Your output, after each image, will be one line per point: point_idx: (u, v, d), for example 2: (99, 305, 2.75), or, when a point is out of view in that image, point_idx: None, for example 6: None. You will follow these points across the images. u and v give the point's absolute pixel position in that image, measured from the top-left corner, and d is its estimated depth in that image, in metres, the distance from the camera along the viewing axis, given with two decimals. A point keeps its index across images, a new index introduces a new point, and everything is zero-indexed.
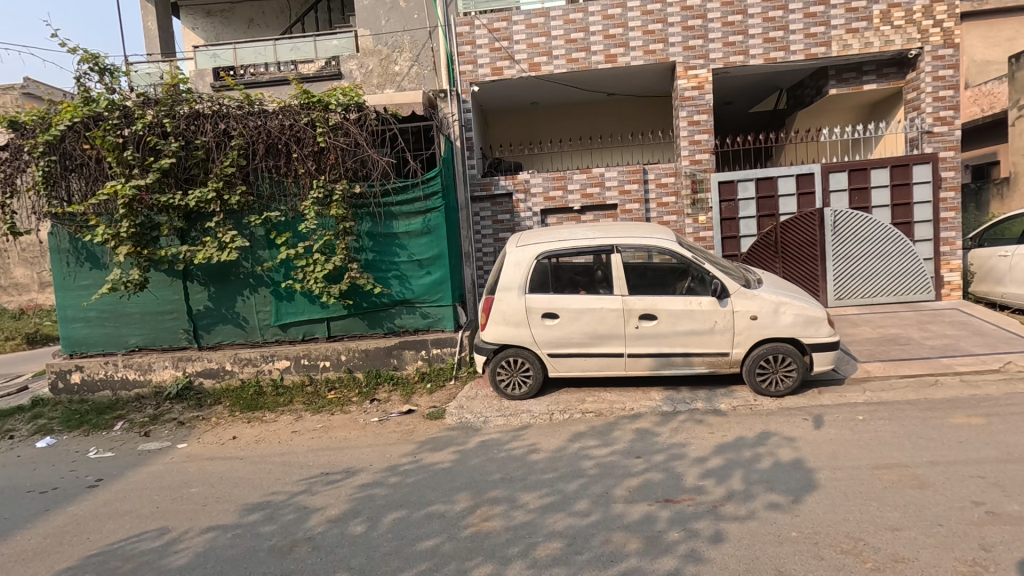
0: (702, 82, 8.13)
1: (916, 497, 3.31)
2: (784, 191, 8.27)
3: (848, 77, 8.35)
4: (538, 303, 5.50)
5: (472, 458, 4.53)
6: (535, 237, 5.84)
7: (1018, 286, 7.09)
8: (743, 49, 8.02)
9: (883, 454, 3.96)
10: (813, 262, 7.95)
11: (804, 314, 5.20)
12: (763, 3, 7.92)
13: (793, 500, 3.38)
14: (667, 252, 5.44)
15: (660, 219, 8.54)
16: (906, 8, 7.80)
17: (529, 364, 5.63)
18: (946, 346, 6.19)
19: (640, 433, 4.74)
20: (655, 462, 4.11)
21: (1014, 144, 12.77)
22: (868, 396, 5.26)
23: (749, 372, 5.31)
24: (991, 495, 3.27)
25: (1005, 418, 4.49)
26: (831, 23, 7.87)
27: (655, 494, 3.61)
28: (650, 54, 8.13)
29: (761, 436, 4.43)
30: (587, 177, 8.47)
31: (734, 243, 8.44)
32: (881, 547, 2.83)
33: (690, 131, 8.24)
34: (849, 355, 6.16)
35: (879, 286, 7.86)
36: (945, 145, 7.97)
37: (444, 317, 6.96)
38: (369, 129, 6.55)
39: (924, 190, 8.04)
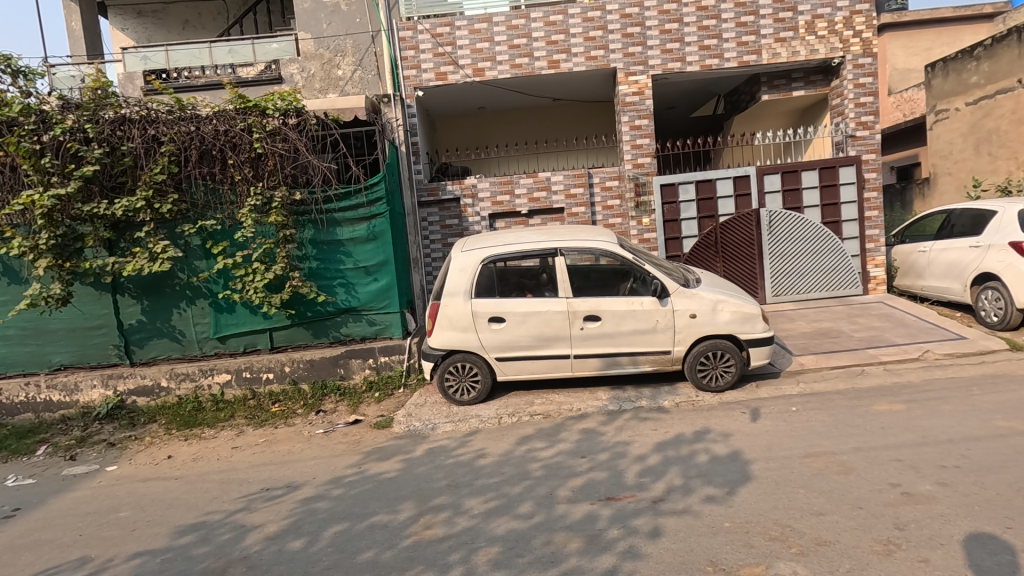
0: (642, 88, 8.35)
1: (840, 482, 3.49)
2: (723, 192, 8.58)
3: (778, 83, 8.74)
4: (484, 308, 5.50)
5: (419, 466, 4.49)
6: (481, 242, 5.86)
7: (936, 279, 7.58)
8: (680, 56, 8.29)
9: (812, 442, 4.16)
10: (751, 261, 8.28)
11: (740, 312, 5.40)
12: (698, 11, 8.21)
13: (728, 492, 3.50)
14: (609, 254, 5.54)
15: (606, 222, 8.71)
16: (828, 19, 8.23)
17: (477, 369, 5.63)
18: (872, 338, 6.56)
19: (587, 433, 4.81)
20: (599, 461, 4.18)
21: (933, 147, 13.69)
22: (802, 388, 5.51)
23: (689, 369, 5.46)
24: (906, 476, 3.48)
25: (922, 403, 4.79)
26: (761, 32, 8.23)
27: (597, 493, 3.67)
28: (592, 60, 8.30)
29: (700, 432, 4.57)
30: (534, 181, 8.56)
31: (677, 243, 8.69)
32: (806, 532, 2.96)
33: (632, 136, 8.44)
34: (785, 349, 6.44)
35: (812, 282, 8.26)
36: (867, 148, 8.47)
37: (392, 324, 6.87)
38: (309, 134, 6.42)
39: (850, 191, 8.51)
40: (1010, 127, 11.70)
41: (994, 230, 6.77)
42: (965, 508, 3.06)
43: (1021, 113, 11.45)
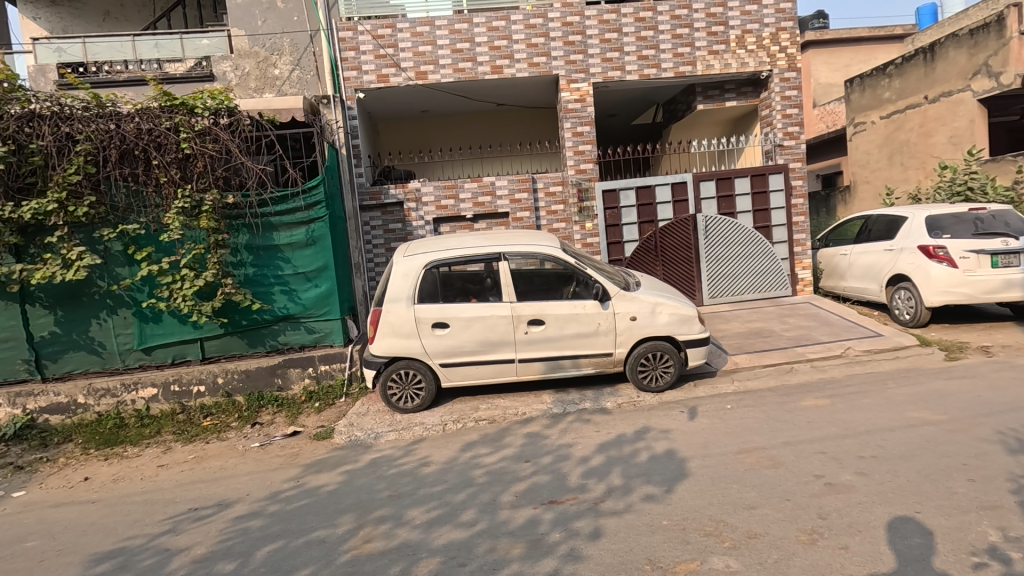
0: (583, 95, 8.51)
1: (769, 476, 3.65)
2: (661, 199, 8.87)
3: (712, 94, 9.13)
4: (427, 314, 5.44)
5: (360, 477, 4.36)
6: (424, 247, 5.79)
7: (856, 280, 8.11)
8: (620, 65, 8.51)
9: (745, 438, 4.33)
10: (688, 264, 8.59)
11: (677, 314, 5.56)
12: (636, 22, 8.45)
13: (666, 490, 3.59)
14: (552, 258, 5.59)
15: (550, 227, 8.81)
16: (757, 35, 8.66)
17: (421, 376, 5.55)
18: (800, 336, 6.92)
19: (531, 436, 4.82)
20: (542, 465, 4.20)
21: (853, 157, 14.66)
22: (736, 386, 5.74)
23: (631, 370, 5.59)
24: (830, 468, 3.68)
25: (844, 397, 5.09)
26: (695, 45, 8.56)
27: (540, 496, 3.68)
28: (534, 67, 8.39)
29: (641, 432, 4.67)
30: (478, 186, 8.55)
31: (619, 248, 8.89)
32: (738, 526, 3.08)
33: (574, 142, 8.58)
34: (720, 349, 6.70)
35: (745, 284, 8.65)
36: (793, 157, 8.96)
37: (334, 332, 6.68)
38: (243, 135, 6.16)
39: (778, 197, 8.98)
40: (919, 139, 12.69)
41: (906, 235, 7.30)
42: (881, 495, 3.26)
43: (928, 127, 12.45)
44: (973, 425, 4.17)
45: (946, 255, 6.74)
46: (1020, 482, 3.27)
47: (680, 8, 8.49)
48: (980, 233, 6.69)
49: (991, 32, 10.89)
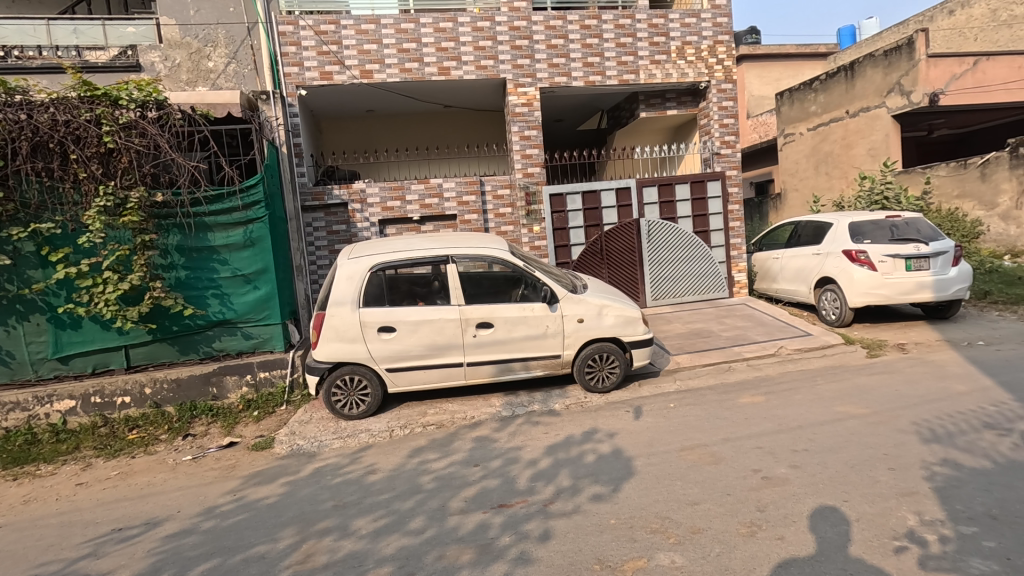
0: (530, 100, 8.58)
1: (710, 472, 3.79)
2: (606, 203, 9.07)
3: (655, 102, 9.42)
4: (373, 318, 5.31)
5: (303, 488, 4.19)
6: (369, 249, 5.67)
7: (787, 282, 8.56)
8: (565, 71, 8.63)
9: (688, 436, 4.48)
10: (633, 267, 8.82)
11: (623, 315, 5.67)
12: (582, 29, 8.61)
13: (613, 489, 3.65)
14: (500, 261, 5.59)
15: (498, 230, 8.82)
16: (696, 47, 9.00)
17: (367, 382, 5.41)
18: (737, 336, 7.23)
19: (480, 440, 4.79)
20: (491, 469, 4.18)
21: (783, 166, 15.51)
22: (678, 385, 5.93)
23: (578, 371, 5.66)
24: (766, 462, 3.86)
25: (778, 394, 5.35)
26: (638, 54, 8.82)
27: (490, 501, 3.65)
28: (481, 70, 8.39)
29: (588, 433, 4.74)
30: (425, 188, 8.45)
31: (566, 251, 9.02)
32: (682, 522, 3.17)
33: (522, 145, 8.63)
34: (663, 349, 6.90)
35: (686, 287, 8.97)
36: (729, 165, 9.37)
37: (274, 337, 6.43)
38: (173, 130, 5.81)
39: (716, 203, 9.37)
40: (841, 151, 13.59)
41: (831, 240, 7.77)
42: (812, 486, 3.45)
43: (849, 139, 13.35)
44: (891, 418, 4.48)
45: (867, 259, 7.23)
46: (933, 469, 3.54)
47: (624, 17, 8.72)
48: (896, 239, 7.22)
49: (903, 54, 11.82)
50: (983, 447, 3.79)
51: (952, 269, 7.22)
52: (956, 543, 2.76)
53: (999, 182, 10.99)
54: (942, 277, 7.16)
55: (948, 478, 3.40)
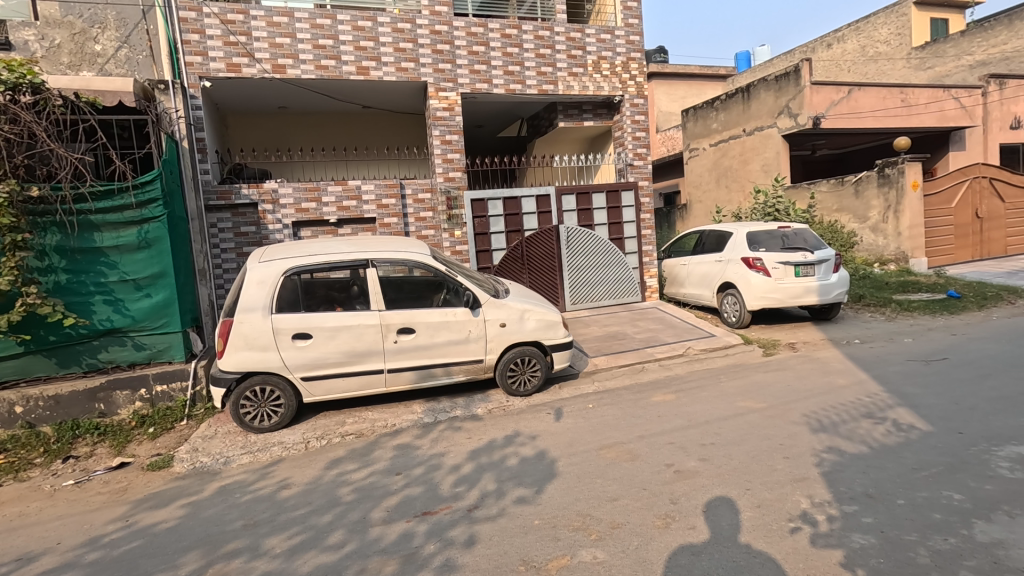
0: (452, 104, 8.56)
1: (627, 468, 3.95)
2: (527, 209, 9.23)
3: (572, 113, 9.71)
4: (286, 324, 5.06)
5: (207, 508, 3.89)
6: (283, 252, 5.42)
7: (694, 287, 9.13)
8: (486, 77, 8.71)
9: (607, 435, 4.64)
10: (552, 273, 9.05)
11: (544, 319, 5.78)
12: (502, 38, 8.73)
13: (537, 491, 3.71)
14: (422, 265, 5.53)
15: (419, 234, 8.67)
16: (610, 62, 9.40)
17: (280, 392, 5.13)
18: (650, 338, 7.60)
19: (401, 448, 4.69)
20: (414, 476, 4.10)
21: (689, 178, 16.55)
22: (596, 386, 6.14)
23: (500, 375, 5.70)
24: (677, 456, 4.09)
25: (687, 392, 5.69)
26: (557, 65, 9.07)
27: (413, 509, 3.58)
28: (402, 72, 8.27)
29: (511, 436, 4.78)
30: (342, 189, 8.18)
31: (487, 256, 9.08)
32: (603, 518, 3.28)
33: (443, 150, 8.59)
34: (582, 352, 7.12)
35: (603, 291, 9.31)
36: (641, 176, 9.84)
37: (172, 346, 5.92)
38: (52, 117, 5.22)
39: (630, 212, 9.81)
40: (739, 166, 14.74)
41: (732, 248, 8.39)
42: (719, 477, 3.69)
43: (746, 156, 14.51)
44: (785, 411, 4.91)
45: (762, 265, 7.88)
46: (820, 455, 3.92)
47: (543, 29, 8.95)
48: (786, 248, 7.93)
49: (790, 80, 13.02)
50: (861, 434, 4.24)
51: (833, 275, 8.03)
52: (841, 521, 3.07)
53: (869, 198, 12.38)
54: (825, 282, 7.94)
55: (833, 464, 3.77)
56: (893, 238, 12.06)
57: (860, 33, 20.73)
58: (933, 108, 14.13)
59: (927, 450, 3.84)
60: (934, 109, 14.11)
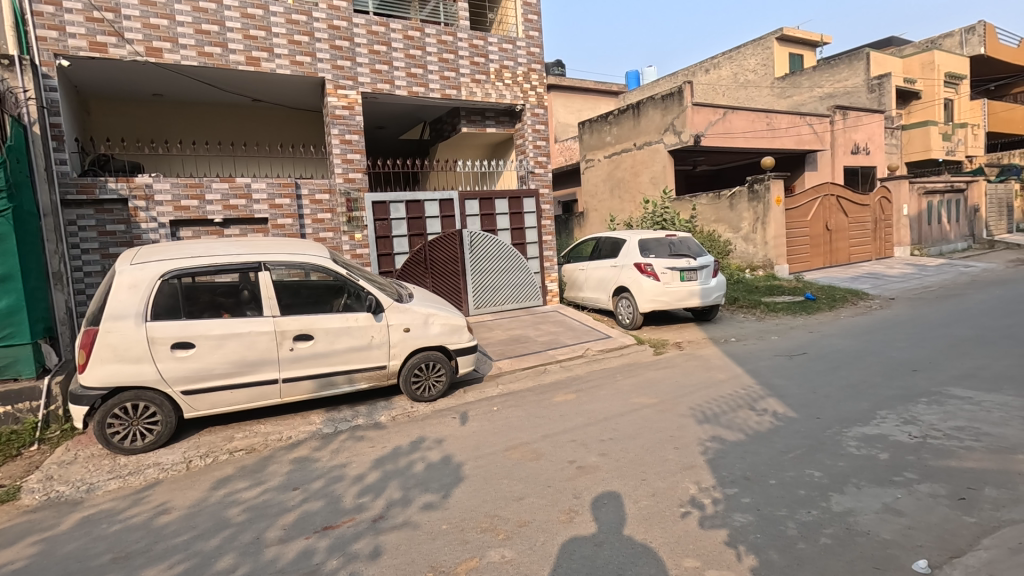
0: (351, 103, 8.28)
1: (532, 467, 4.05)
2: (430, 213, 9.15)
3: (475, 119, 9.80)
4: (165, 333, 4.62)
5: (67, 543, 3.42)
6: (160, 253, 4.95)
7: (591, 291, 9.57)
8: (388, 78, 8.52)
9: (512, 436, 4.72)
10: (455, 277, 9.04)
11: (448, 323, 5.74)
12: (405, 39, 8.61)
13: (444, 495, 3.67)
14: (320, 268, 5.29)
15: (316, 236, 8.27)
16: (512, 71, 9.60)
17: (155, 408, 4.64)
18: (551, 341, 7.84)
19: (298, 462, 4.44)
20: (313, 490, 3.89)
21: (585, 188, 17.31)
22: (501, 389, 6.22)
23: (404, 381, 5.58)
24: (579, 453, 4.26)
25: (586, 391, 5.95)
26: (460, 71, 9.10)
27: (313, 524, 3.41)
28: (297, 65, 7.87)
29: (416, 442, 4.70)
30: (229, 187, 7.61)
31: (389, 260, 8.86)
32: (510, 517, 3.33)
33: (342, 149, 8.28)
34: (486, 355, 7.19)
35: (505, 295, 9.45)
36: (542, 183, 10.08)
37: (20, 360, 5.16)
38: None
39: (532, 218, 10.03)
40: (630, 178, 15.69)
41: (625, 254, 8.90)
42: (618, 470, 3.90)
43: (636, 168, 15.47)
44: (674, 404, 5.29)
45: (652, 270, 8.44)
46: (705, 444, 4.27)
47: (446, 34, 8.95)
48: (673, 254, 8.56)
49: (675, 100, 14.10)
50: (738, 423, 4.68)
51: (713, 279, 8.78)
52: (724, 503, 3.36)
53: (742, 211, 13.71)
54: (706, 286, 8.65)
55: (716, 451, 4.12)
56: (761, 247, 13.42)
57: (732, 61, 22.94)
58: (792, 132, 15.98)
59: (792, 435, 4.33)
60: (793, 134, 15.96)
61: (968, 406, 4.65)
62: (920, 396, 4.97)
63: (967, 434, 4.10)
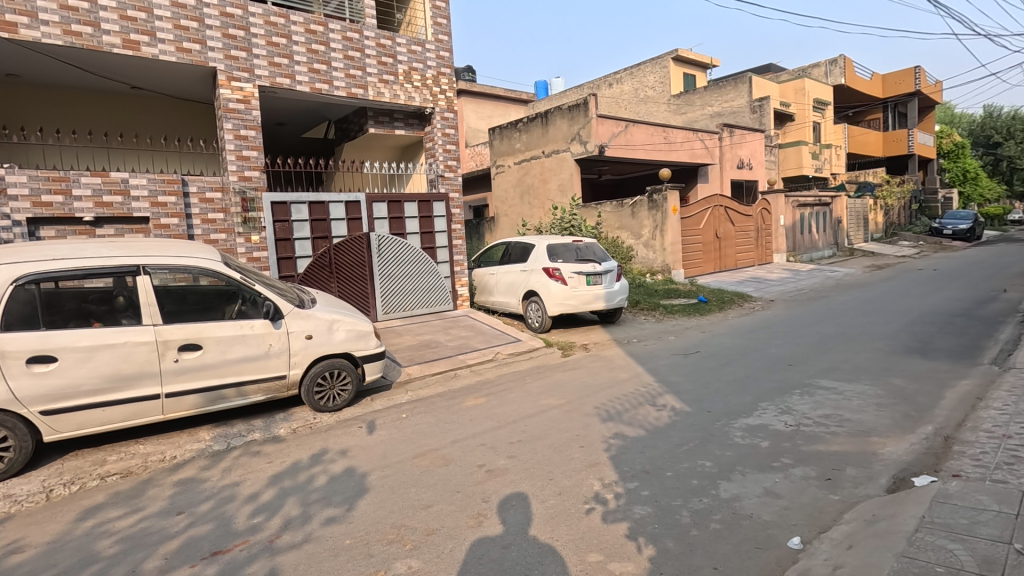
0: (247, 97, 7.78)
1: (441, 473, 4.00)
2: (335, 215, 8.80)
3: (382, 120, 9.56)
4: (19, 346, 4.06)
5: None
6: (15, 255, 4.36)
7: (501, 295, 9.67)
8: (288, 72, 8.10)
9: (421, 443, 4.63)
10: (363, 281, 8.76)
11: (355, 329, 5.52)
12: (306, 33, 8.23)
13: (348, 508, 3.52)
14: (210, 273, 4.90)
15: (206, 237, 7.67)
16: (421, 74, 9.48)
17: (6, 433, 4.05)
18: (461, 345, 7.81)
19: (184, 484, 4.06)
20: (201, 513, 3.58)
21: (496, 193, 17.48)
22: (409, 395, 6.09)
23: (306, 391, 5.30)
24: (488, 456, 4.26)
25: (496, 395, 5.98)
26: (366, 70, 8.85)
27: (199, 551, 3.13)
28: (184, 53, 7.28)
29: (318, 455, 4.48)
30: (102, 181, 6.85)
31: (290, 263, 8.42)
32: (417, 526, 3.25)
33: (236, 145, 7.75)
34: (395, 362, 7.02)
35: (415, 300, 9.29)
36: (452, 188, 10.03)
37: None
38: None
39: (441, 222, 9.95)
40: (539, 184, 16.06)
41: (534, 259, 9.08)
42: (526, 471, 3.95)
43: (545, 175, 15.87)
44: (580, 404, 5.46)
45: (560, 275, 8.68)
46: (608, 441, 4.44)
47: (352, 31, 8.67)
48: (579, 259, 8.86)
49: (581, 111, 14.65)
50: (639, 419, 4.92)
51: (617, 283, 9.19)
52: (625, 497, 3.51)
53: (642, 218, 14.49)
54: (610, 290, 9.04)
55: (619, 447, 4.30)
56: (660, 252, 14.25)
57: (633, 77, 24.25)
58: (686, 147, 17.15)
59: (686, 428, 4.62)
60: (687, 148, 17.14)
61: (833, 396, 5.22)
62: (795, 388, 5.51)
63: (832, 420, 4.60)
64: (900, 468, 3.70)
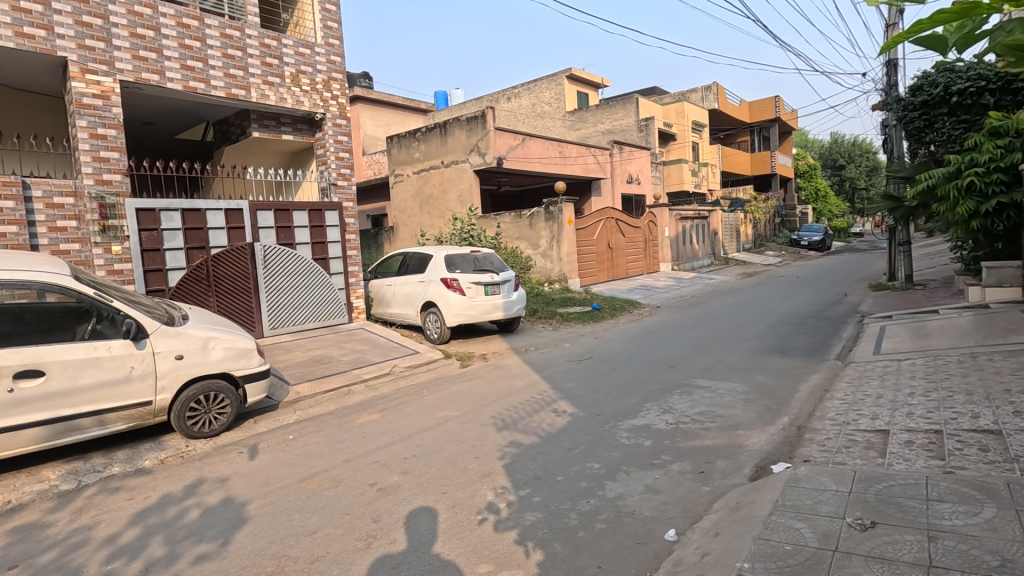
0: (106, 92, 7.03)
1: (330, 495, 3.82)
2: (213, 224, 8.14)
3: (268, 124, 9.04)
4: None
5: None
6: None
7: (399, 307, 9.47)
8: (157, 68, 7.43)
9: (308, 465, 4.39)
10: (246, 296, 8.23)
11: (233, 347, 5.12)
12: (178, 27, 7.61)
13: (222, 543, 3.25)
14: (56, 288, 4.33)
15: (54, 248, 6.76)
16: (310, 78, 9.09)
17: None
18: (356, 360, 7.54)
19: (20, 532, 3.53)
20: (41, 565, 3.13)
21: (394, 202, 17.12)
22: (298, 415, 5.77)
23: (177, 417, 4.83)
24: (381, 473, 4.14)
25: (391, 409, 5.83)
26: (249, 71, 8.34)
27: None
28: (25, 38, 6.42)
29: (191, 486, 4.09)
30: None
31: (160, 276, 7.66)
32: (300, 556, 3.07)
33: (93, 145, 6.97)
34: (282, 380, 6.61)
35: (307, 314, 8.84)
36: (345, 197, 9.68)
37: None
38: None
39: (334, 231, 9.51)
40: (439, 195, 16.00)
41: (432, 269, 8.99)
42: (419, 487, 3.88)
43: (444, 186, 15.85)
44: (477, 415, 5.48)
45: (458, 285, 8.67)
46: (504, 450, 4.49)
47: (231, 28, 8.13)
48: (477, 270, 8.91)
49: (479, 123, 14.83)
50: (534, 426, 5.02)
51: (514, 293, 9.35)
52: (517, 504, 3.57)
53: (540, 229, 14.92)
54: (508, 300, 9.18)
55: (513, 455, 4.36)
56: (557, 262, 14.72)
57: (530, 93, 24.97)
58: (580, 161, 17.93)
59: (578, 432, 4.80)
60: (581, 162, 17.92)
61: (707, 394, 5.67)
62: (676, 388, 5.92)
63: (706, 417, 4.99)
64: (761, 458, 4.10)
